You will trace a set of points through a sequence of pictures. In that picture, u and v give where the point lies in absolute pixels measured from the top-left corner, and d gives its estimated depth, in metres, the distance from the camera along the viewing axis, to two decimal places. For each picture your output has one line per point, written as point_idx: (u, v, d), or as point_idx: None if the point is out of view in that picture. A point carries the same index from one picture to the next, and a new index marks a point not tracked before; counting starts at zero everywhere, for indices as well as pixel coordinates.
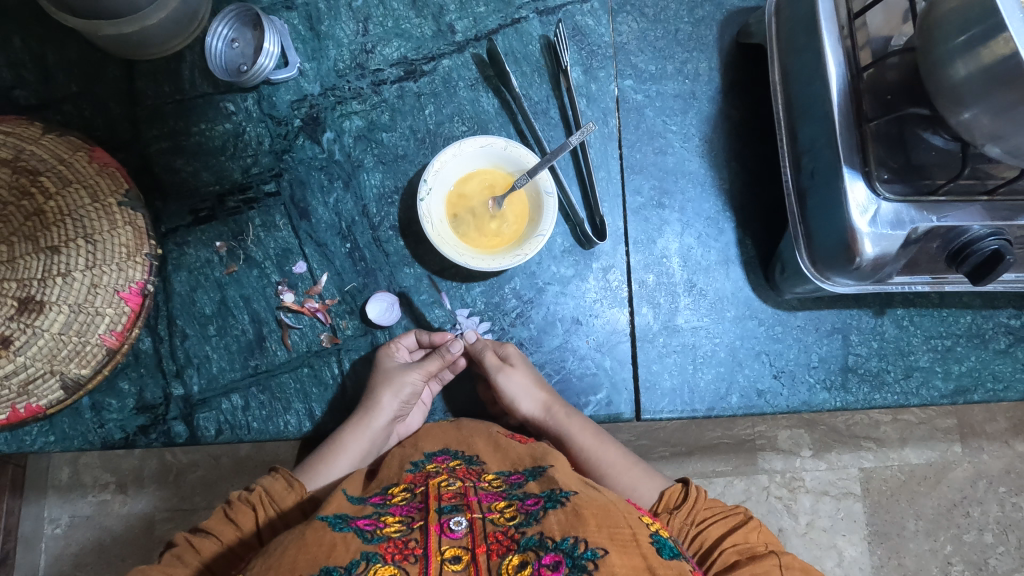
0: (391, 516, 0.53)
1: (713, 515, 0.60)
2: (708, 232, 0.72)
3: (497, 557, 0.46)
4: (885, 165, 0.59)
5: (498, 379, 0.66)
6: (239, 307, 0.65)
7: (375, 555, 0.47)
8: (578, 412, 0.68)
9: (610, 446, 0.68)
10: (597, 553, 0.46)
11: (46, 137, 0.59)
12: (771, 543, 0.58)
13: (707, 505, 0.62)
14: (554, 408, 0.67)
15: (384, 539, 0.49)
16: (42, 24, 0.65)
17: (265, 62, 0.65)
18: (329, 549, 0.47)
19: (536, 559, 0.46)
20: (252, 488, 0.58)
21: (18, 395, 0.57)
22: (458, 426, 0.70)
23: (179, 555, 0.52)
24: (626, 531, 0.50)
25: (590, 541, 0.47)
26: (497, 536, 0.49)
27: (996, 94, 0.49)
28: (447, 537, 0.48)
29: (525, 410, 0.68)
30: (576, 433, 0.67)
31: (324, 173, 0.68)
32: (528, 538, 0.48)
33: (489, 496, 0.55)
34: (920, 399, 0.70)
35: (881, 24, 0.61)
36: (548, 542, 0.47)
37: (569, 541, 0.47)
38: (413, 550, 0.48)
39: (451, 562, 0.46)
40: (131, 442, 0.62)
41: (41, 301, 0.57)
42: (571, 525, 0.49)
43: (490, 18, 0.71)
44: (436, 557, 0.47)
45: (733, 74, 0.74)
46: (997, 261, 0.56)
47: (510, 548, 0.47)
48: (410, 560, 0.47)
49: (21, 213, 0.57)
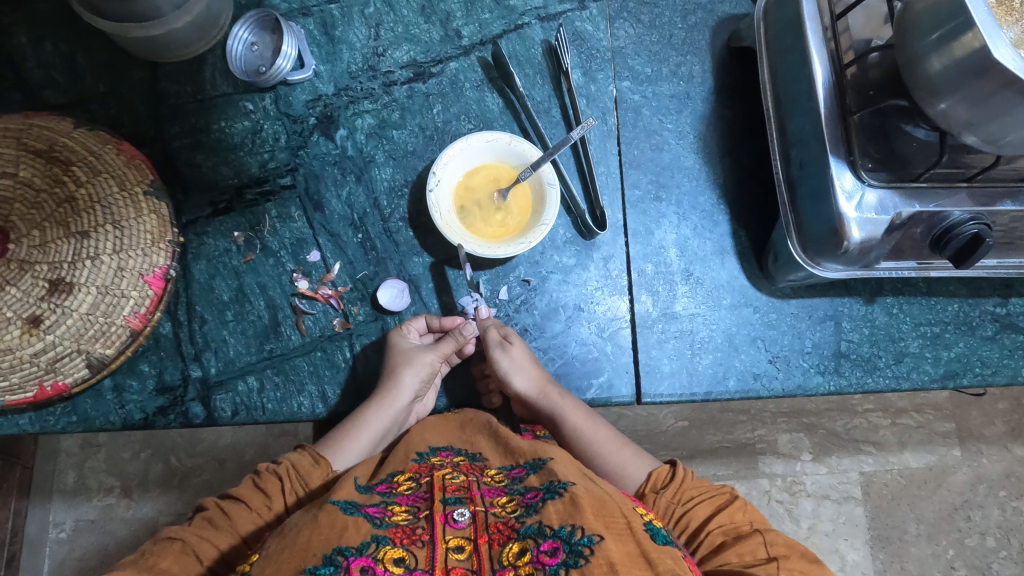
0: (397, 505, 0.54)
1: (700, 495, 0.65)
2: (703, 224, 0.75)
3: (498, 545, 0.49)
4: (868, 155, 0.62)
5: (496, 353, 0.69)
6: (255, 294, 0.68)
7: (384, 538, 0.49)
8: (571, 395, 0.71)
9: (602, 427, 0.72)
10: (593, 539, 0.48)
11: (77, 131, 0.63)
12: (756, 519, 0.63)
13: (694, 485, 0.66)
14: (547, 388, 0.70)
15: (393, 525, 0.51)
16: (73, 28, 0.69)
17: (283, 64, 0.69)
18: (341, 530, 0.49)
19: (535, 546, 0.49)
20: (281, 461, 0.64)
21: (46, 372, 0.60)
22: (462, 426, 0.71)
23: (210, 518, 0.58)
24: (620, 520, 0.52)
25: (586, 528, 0.49)
26: (498, 526, 0.51)
27: (970, 84, 0.52)
28: (451, 527, 0.51)
29: (519, 386, 0.70)
30: (568, 414, 0.70)
31: (337, 168, 0.72)
32: (527, 526, 0.50)
33: (492, 492, 0.57)
34: (911, 383, 0.73)
35: (863, 25, 0.65)
36: (547, 530, 0.50)
37: (567, 529, 0.49)
38: (421, 535, 0.50)
39: (455, 552, 0.49)
40: (151, 422, 0.65)
41: (71, 283, 0.60)
42: (570, 514, 0.51)
43: (494, 24, 0.76)
44: (441, 545, 0.49)
45: (724, 76, 0.78)
46: (976, 245, 0.60)
47: (510, 537, 0.50)
48: (418, 545, 0.49)
49: (54, 200, 0.61)
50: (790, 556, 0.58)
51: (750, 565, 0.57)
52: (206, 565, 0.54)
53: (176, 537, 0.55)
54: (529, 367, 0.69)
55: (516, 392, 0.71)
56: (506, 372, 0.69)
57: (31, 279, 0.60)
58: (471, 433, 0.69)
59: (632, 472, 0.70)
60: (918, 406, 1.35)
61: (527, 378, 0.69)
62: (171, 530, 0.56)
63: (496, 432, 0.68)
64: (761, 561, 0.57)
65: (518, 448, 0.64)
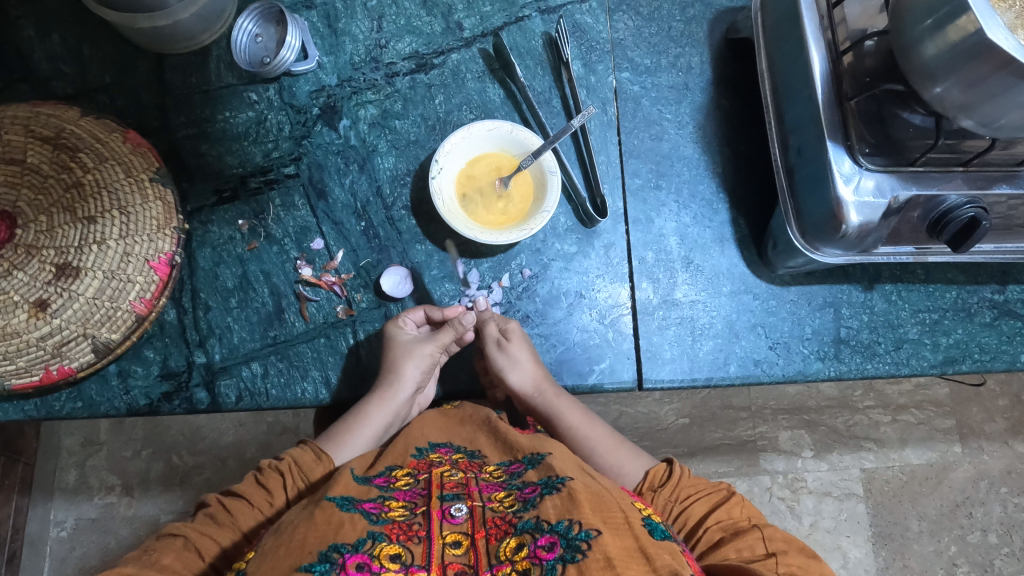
0: (394, 501, 0.55)
1: (697, 492, 0.65)
2: (703, 212, 0.76)
3: (495, 541, 0.50)
4: (864, 140, 0.63)
5: (495, 350, 0.70)
6: (259, 282, 0.69)
7: (381, 534, 0.49)
8: (565, 392, 0.72)
9: (597, 425, 0.73)
10: (590, 535, 0.48)
11: (83, 119, 0.64)
12: (753, 516, 0.63)
13: (691, 483, 0.66)
14: (545, 387, 0.71)
15: (389, 522, 0.51)
16: (80, 20, 0.70)
17: (287, 55, 0.70)
18: (337, 527, 0.50)
19: (533, 541, 0.49)
20: (283, 457, 0.63)
21: (52, 357, 0.61)
22: (462, 421, 0.71)
23: (212, 515, 0.58)
24: (618, 515, 0.52)
25: (584, 523, 0.50)
26: (495, 522, 0.51)
27: (965, 68, 0.53)
28: (448, 523, 0.51)
29: (514, 382, 0.71)
30: (564, 412, 0.72)
31: (340, 157, 0.72)
32: (525, 521, 0.51)
33: (490, 486, 0.57)
34: (910, 369, 0.73)
35: (859, 15, 0.65)
36: (544, 525, 0.50)
37: (564, 524, 0.50)
38: (417, 531, 0.50)
39: (452, 546, 0.49)
40: (156, 408, 0.65)
41: (77, 267, 0.61)
42: (567, 509, 0.51)
43: (495, 17, 0.76)
44: (438, 541, 0.49)
45: (722, 68, 0.79)
46: (975, 227, 0.60)
47: (507, 532, 0.50)
48: (414, 541, 0.49)
49: (61, 186, 0.62)
50: (788, 551, 0.57)
51: (748, 559, 0.57)
52: (207, 561, 0.55)
53: (177, 534, 0.55)
54: (527, 364, 0.69)
55: (512, 389, 0.71)
56: (504, 369, 0.69)
57: (38, 263, 0.61)
58: (471, 429, 0.69)
59: (632, 469, 0.70)
60: (919, 403, 1.35)
61: (523, 374, 0.70)
62: (173, 526, 0.57)
63: (495, 427, 0.67)
64: (760, 556, 0.57)
65: (518, 443, 0.64)
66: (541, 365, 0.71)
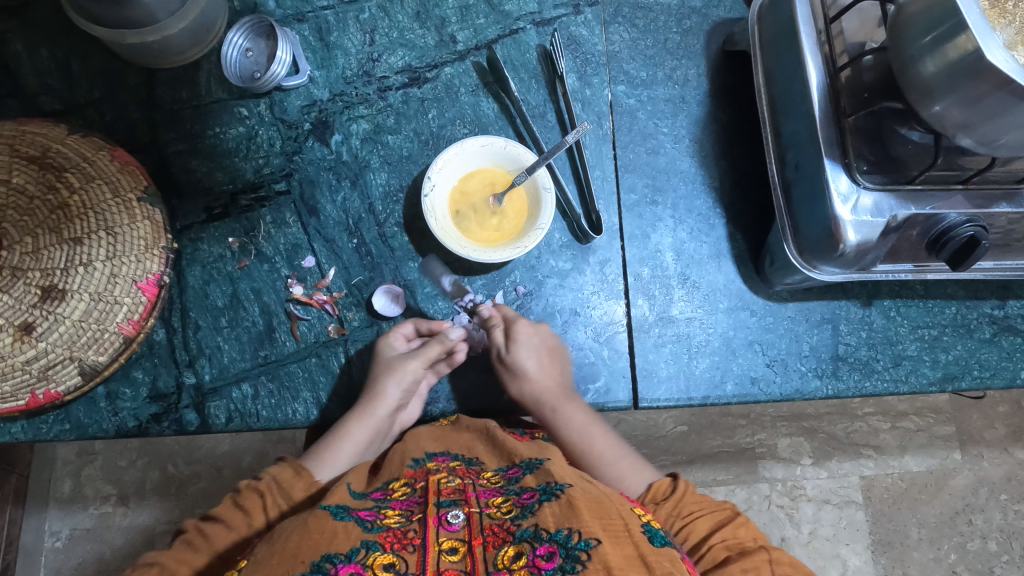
0: (390, 509, 0.54)
1: (701, 509, 0.62)
2: (699, 228, 0.75)
3: (493, 548, 0.48)
4: (863, 157, 0.62)
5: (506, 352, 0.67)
6: (250, 300, 0.68)
7: (375, 543, 0.48)
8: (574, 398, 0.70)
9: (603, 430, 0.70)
10: (590, 544, 0.47)
11: (71, 137, 0.63)
12: (759, 538, 0.60)
13: (695, 500, 0.63)
14: (545, 400, 0.69)
15: (383, 530, 0.51)
16: (68, 35, 0.69)
17: (277, 70, 0.69)
18: (330, 537, 0.48)
19: (531, 550, 0.47)
20: (262, 477, 0.61)
21: (38, 380, 0.60)
22: (457, 428, 0.68)
23: (190, 542, 0.56)
24: (618, 522, 0.51)
25: (584, 532, 0.48)
26: (493, 529, 0.50)
27: (964, 86, 0.52)
28: (444, 530, 0.50)
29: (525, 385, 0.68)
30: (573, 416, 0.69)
31: (332, 173, 0.71)
32: (523, 529, 0.49)
33: (488, 492, 0.56)
34: (909, 386, 0.73)
35: (857, 30, 0.64)
36: (542, 533, 0.48)
37: (563, 533, 0.48)
38: (412, 540, 0.49)
39: (448, 553, 0.48)
40: (144, 429, 0.65)
41: (63, 289, 0.61)
42: (566, 517, 0.50)
43: (489, 29, 0.75)
44: (433, 548, 0.48)
45: (719, 81, 0.78)
46: (974, 246, 0.59)
47: (505, 539, 0.49)
48: (408, 550, 0.48)
49: (47, 207, 0.61)
50: None
51: None
52: None
53: (153, 562, 0.54)
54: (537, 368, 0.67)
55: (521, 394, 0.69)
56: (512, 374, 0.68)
57: (24, 285, 0.60)
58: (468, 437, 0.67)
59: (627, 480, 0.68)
60: (919, 410, 1.34)
61: (532, 381, 0.68)
62: (148, 557, 0.55)
63: (494, 437, 0.65)
64: None
65: (517, 451, 0.63)
66: (549, 370, 0.69)
